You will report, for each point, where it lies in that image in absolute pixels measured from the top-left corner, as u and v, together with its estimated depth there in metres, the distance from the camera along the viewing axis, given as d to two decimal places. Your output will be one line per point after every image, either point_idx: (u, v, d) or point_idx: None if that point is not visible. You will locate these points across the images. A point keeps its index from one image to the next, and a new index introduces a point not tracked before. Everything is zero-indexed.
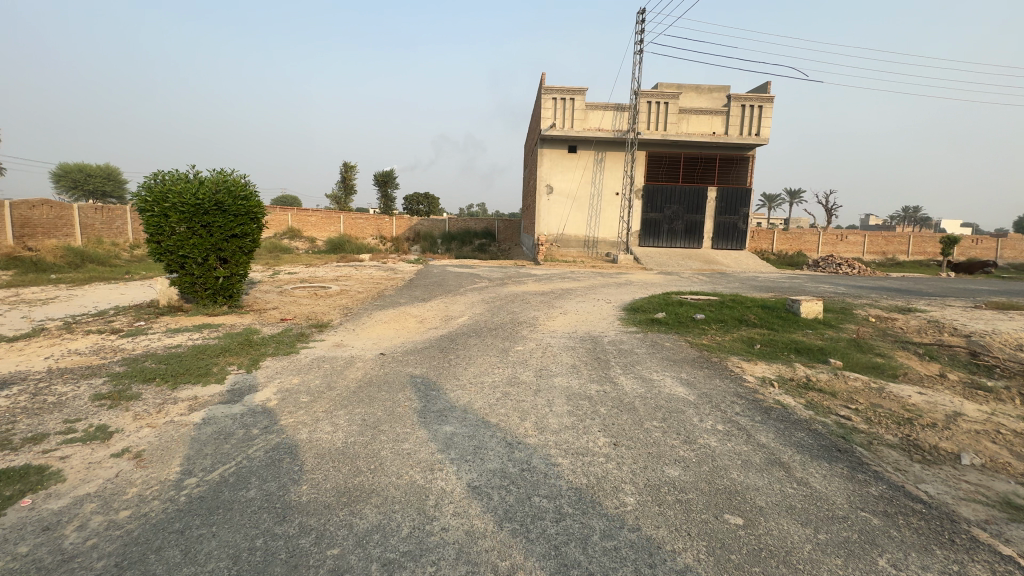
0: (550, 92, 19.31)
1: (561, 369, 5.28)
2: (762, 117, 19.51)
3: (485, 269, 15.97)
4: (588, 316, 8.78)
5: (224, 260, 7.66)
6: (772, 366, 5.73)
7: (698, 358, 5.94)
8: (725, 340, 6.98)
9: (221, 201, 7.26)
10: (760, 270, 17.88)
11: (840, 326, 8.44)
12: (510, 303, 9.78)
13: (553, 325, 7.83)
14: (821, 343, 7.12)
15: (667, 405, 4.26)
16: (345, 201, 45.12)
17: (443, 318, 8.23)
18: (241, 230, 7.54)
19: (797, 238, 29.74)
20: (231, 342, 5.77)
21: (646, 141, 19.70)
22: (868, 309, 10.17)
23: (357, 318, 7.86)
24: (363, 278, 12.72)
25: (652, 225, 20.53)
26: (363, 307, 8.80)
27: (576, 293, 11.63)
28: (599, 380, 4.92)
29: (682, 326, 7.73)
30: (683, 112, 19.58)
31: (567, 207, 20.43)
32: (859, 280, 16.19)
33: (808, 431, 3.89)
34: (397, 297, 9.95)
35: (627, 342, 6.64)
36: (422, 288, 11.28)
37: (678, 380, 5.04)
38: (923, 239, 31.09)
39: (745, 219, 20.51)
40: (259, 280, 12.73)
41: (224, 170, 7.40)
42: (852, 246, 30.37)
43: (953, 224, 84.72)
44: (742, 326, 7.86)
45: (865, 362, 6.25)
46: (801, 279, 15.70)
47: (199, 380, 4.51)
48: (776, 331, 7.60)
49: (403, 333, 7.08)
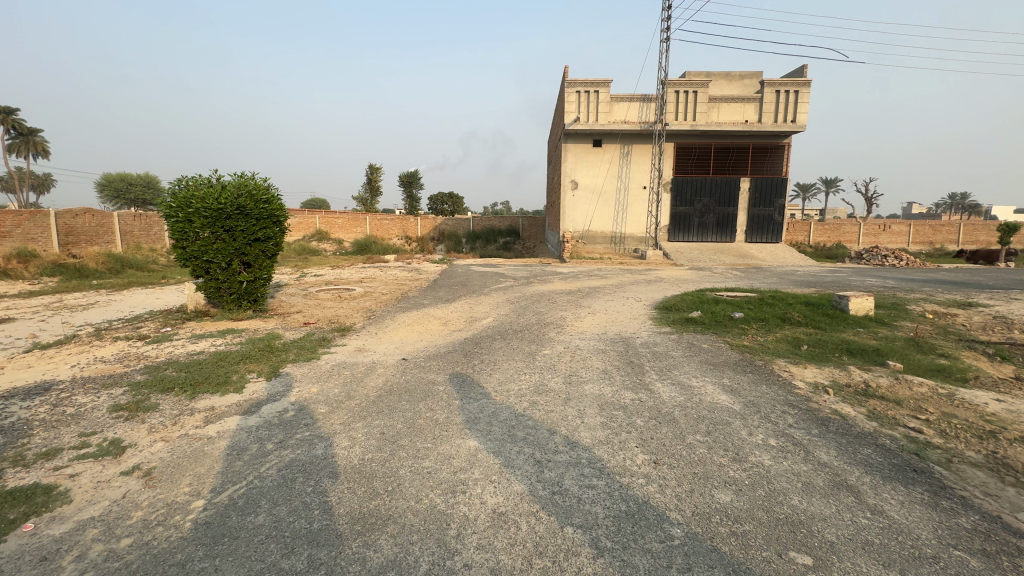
0: (573, 85, 18.84)
1: (591, 374, 4.94)
2: (799, 102, 18.55)
3: (510, 268, 15.68)
4: (618, 316, 8.39)
5: (248, 264, 7.63)
6: (824, 371, 5.24)
7: (740, 362, 5.50)
8: (768, 341, 6.49)
9: (244, 205, 7.21)
10: (799, 264, 17.02)
11: (895, 323, 7.80)
12: (536, 302, 9.47)
13: (581, 326, 7.49)
14: (876, 343, 6.55)
15: (710, 417, 3.88)
16: (371, 203, 45.70)
17: (467, 319, 8.00)
18: (263, 234, 7.50)
19: (836, 229, 28.35)
20: (252, 348, 5.67)
21: (674, 132, 19.03)
22: (924, 305, 9.43)
23: (380, 321, 7.70)
24: (387, 279, 12.65)
25: (681, 219, 19.84)
26: (387, 309, 8.66)
27: (605, 291, 11.23)
28: (633, 387, 4.58)
29: (719, 326, 7.26)
30: (713, 100, 18.81)
31: (593, 202, 19.95)
32: (908, 272, 15.21)
33: (875, 447, 3.45)
34: (421, 298, 9.79)
35: (661, 344, 6.24)
36: (445, 288, 11.09)
37: (720, 387, 4.64)
38: (974, 227, 29.24)
39: (781, 211, 19.58)
40: (286, 282, 12.83)
41: (246, 174, 7.36)
42: (896, 236, 28.75)
43: (1005, 210, 79.72)
44: (785, 325, 7.33)
45: (928, 364, 5.69)
46: (844, 273, 14.83)
47: (217, 389, 4.39)
48: (823, 330, 7.05)
49: (426, 337, 6.87)
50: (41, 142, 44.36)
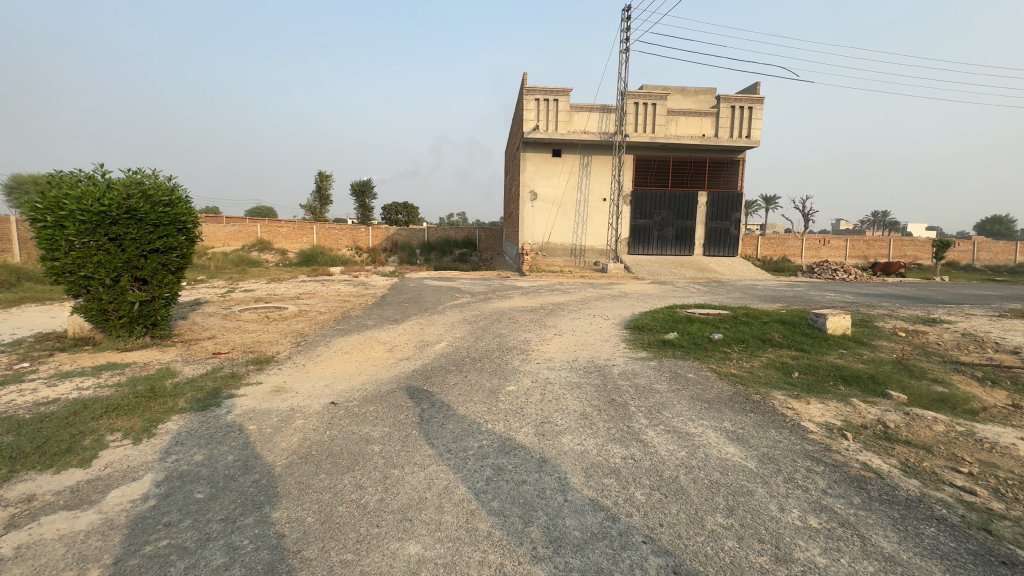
0: (533, 92, 18.24)
1: (568, 421, 3.99)
2: (752, 118, 18.83)
3: (466, 283, 14.66)
4: (587, 338, 7.54)
5: (143, 281, 6.20)
6: (830, 408, 4.55)
7: (734, 396, 4.75)
8: (756, 368, 5.81)
9: (134, 208, 5.82)
10: (757, 278, 17.04)
11: (874, 343, 7.43)
12: (496, 323, 8.49)
13: (549, 352, 6.56)
14: (866, 368, 6.03)
15: (726, 484, 3.02)
16: (320, 211, 43.48)
17: (417, 345, 6.90)
18: (163, 243, 6.13)
19: (781, 243, 29.27)
20: (132, 393, 4.34)
21: (634, 144, 18.79)
22: (890, 321, 9.23)
23: (312, 349, 6.45)
24: (328, 295, 11.30)
25: (641, 232, 19.55)
26: (322, 333, 7.38)
27: (570, 308, 10.41)
28: (622, 439, 3.66)
29: (700, 350, 6.54)
30: (671, 114, 18.75)
31: (552, 213, 19.32)
32: (859, 286, 15.47)
33: (938, 522, 2.70)
34: (365, 318, 8.56)
35: (642, 376, 5.39)
36: (394, 306, 9.89)
37: (722, 433, 3.83)
38: (902, 242, 31.02)
39: (737, 225, 19.74)
40: (207, 299, 11.19)
41: (140, 170, 5.99)
42: (835, 250, 30.05)
43: (919, 228, 87.17)
44: (768, 348, 6.73)
45: (930, 393, 5.16)
46: (802, 287, 14.89)
47: (52, 464, 3.09)
48: (809, 353, 6.52)
49: (366, 369, 5.73)
50: None
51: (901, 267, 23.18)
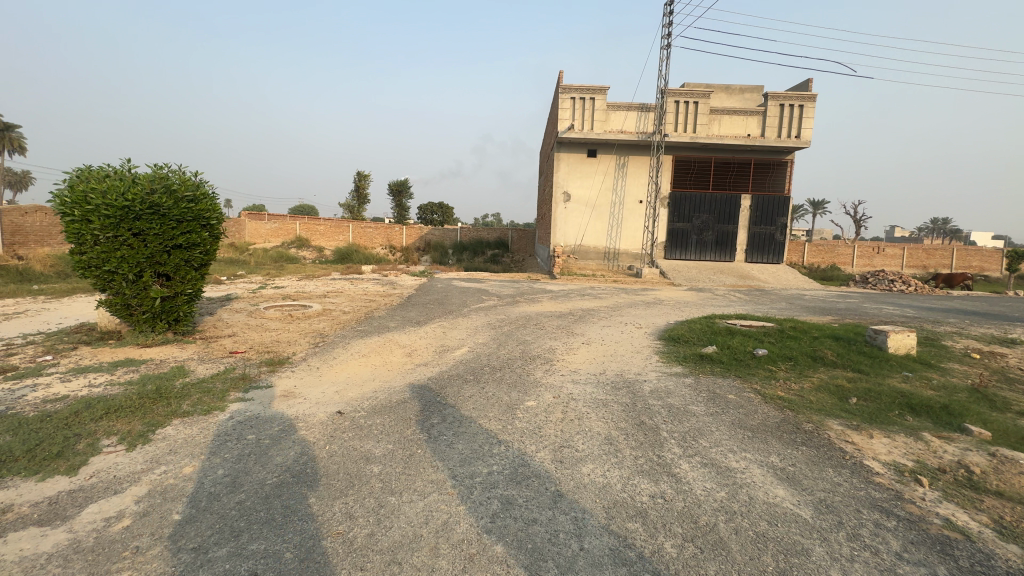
0: (568, 91, 17.79)
1: (590, 446, 3.57)
2: (803, 117, 17.71)
3: (494, 284, 14.35)
4: (617, 348, 7.06)
5: (166, 276, 6.18)
6: (897, 444, 3.93)
7: (783, 424, 4.19)
8: (807, 391, 5.19)
9: (157, 203, 5.78)
10: (804, 287, 15.96)
11: (944, 366, 6.62)
12: (521, 328, 8.11)
13: (575, 363, 6.13)
14: (936, 396, 5.31)
15: (775, 539, 2.54)
16: (357, 210, 44.35)
17: (437, 350, 6.61)
18: (185, 239, 6.09)
19: (830, 250, 27.59)
20: (138, 392, 4.22)
21: (674, 144, 18.03)
22: (960, 341, 8.27)
23: (329, 351, 6.27)
24: (355, 294, 11.22)
25: (679, 236, 18.74)
26: (342, 334, 7.21)
27: (600, 314, 9.92)
28: (651, 472, 3.21)
29: (742, 367, 5.94)
30: (714, 112, 17.88)
31: (586, 215, 18.78)
32: (919, 300, 14.22)
33: None
34: (388, 319, 8.38)
35: (677, 395, 4.89)
36: (419, 307, 9.70)
37: (770, 470, 3.33)
38: (966, 252, 28.66)
39: (783, 230, 18.63)
40: (239, 295, 11.35)
41: (166, 165, 5.97)
42: (890, 259, 28.09)
43: (984, 237, 80.95)
44: (820, 367, 6.06)
45: (1019, 430, 4.43)
46: (855, 298, 13.81)
47: (38, 470, 2.94)
48: (867, 375, 5.83)
49: (380, 374, 5.47)
50: (16, 137, 42.33)
51: (967, 279, 21.32)
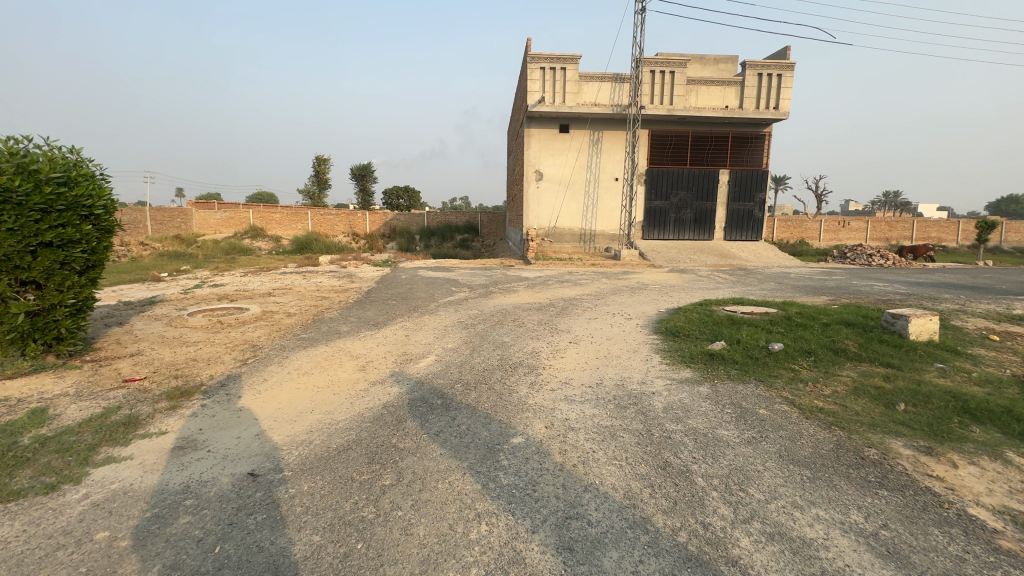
0: (537, 61, 16.47)
1: (608, 516, 2.52)
2: (781, 87, 17.02)
3: (465, 273, 13.18)
4: (609, 347, 6.09)
5: (35, 284, 4.73)
6: (991, 475, 3.05)
7: (843, 453, 3.25)
8: (847, 399, 4.31)
9: (8, 187, 4.33)
10: (786, 265, 15.45)
11: (970, 353, 5.92)
12: (496, 327, 6.99)
13: (566, 371, 5.08)
14: (988, 395, 4.51)
15: None
16: (318, 197, 41.87)
17: (397, 360, 5.46)
18: (57, 233, 4.67)
19: (798, 226, 27.45)
20: None
21: (650, 117, 17.05)
22: (969, 320, 7.67)
23: (260, 370, 5.01)
24: (306, 291, 9.84)
25: (657, 215, 17.92)
26: (281, 344, 5.95)
27: (584, 305, 8.88)
28: (705, 566, 2.17)
29: (760, 368, 5.05)
30: (691, 83, 16.95)
31: (559, 194, 17.69)
32: (902, 274, 13.86)
33: None
34: (341, 322, 7.12)
35: (697, 414, 3.91)
36: (378, 304, 8.46)
37: (861, 541, 2.37)
38: (926, 224, 29.16)
39: (762, 206, 18.04)
40: (167, 296, 9.75)
41: (22, 138, 4.53)
42: (856, 232, 28.23)
43: (931, 210, 84.47)
44: (846, 364, 5.23)
45: None
46: (840, 275, 13.34)
47: None
48: (903, 372, 5.00)
49: (324, 400, 4.29)
50: None
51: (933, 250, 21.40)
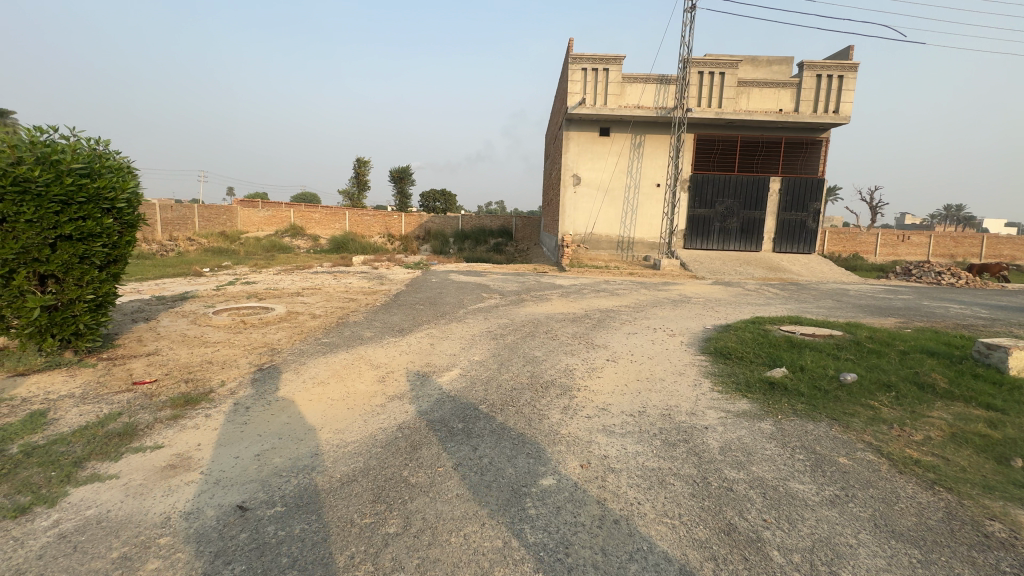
0: (579, 61, 15.95)
1: None
2: (842, 90, 15.85)
3: (497, 279, 12.77)
4: (651, 367, 5.49)
5: (54, 277, 4.59)
6: None
7: (958, 527, 2.58)
8: (946, 449, 3.56)
9: (27, 176, 4.19)
10: (843, 281, 14.26)
11: None
12: (527, 339, 6.49)
13: (603, 395, 4.52)
14: None
15: None
16: (358, 198, 42.59)
17: (419, 372, 5.04)
18: (75, 226, 4.51)
19: (852, 238, 25.60)
20: None
21: (696, 121, 16.22)
22: None
23: (274, 377, 4.70)
24: (335, 292, 9.65)
25: (700, 223, 17.02)
26: (301, 349, 5.65)
27: (621, 317, 8.26)
28: None
29: (831, 403, 4.34)
30: (742, 85, 16.01)
31: (597, 200, 17.07)
32: (977, 295, 12.50)
33: None
34: (365, 326, 6.80)
35: (763, 460, 3.29)
36: (405, 309, 8.13)
37: None
38: (997, 241, 26.72)
39: (816, 217, 16.83)
40: (199, 292, 9.77)
41: (46, 127, 4.40)
42: (916, 247, 26.12)
43: (998, 224, 78.28)
44: (937, 403, 4.43)
45: None
46: (907, 294, 12.13)
47: None
48: (1010, 417, 4.17)
49: (336, 416, 3.90)
50: None
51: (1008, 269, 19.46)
